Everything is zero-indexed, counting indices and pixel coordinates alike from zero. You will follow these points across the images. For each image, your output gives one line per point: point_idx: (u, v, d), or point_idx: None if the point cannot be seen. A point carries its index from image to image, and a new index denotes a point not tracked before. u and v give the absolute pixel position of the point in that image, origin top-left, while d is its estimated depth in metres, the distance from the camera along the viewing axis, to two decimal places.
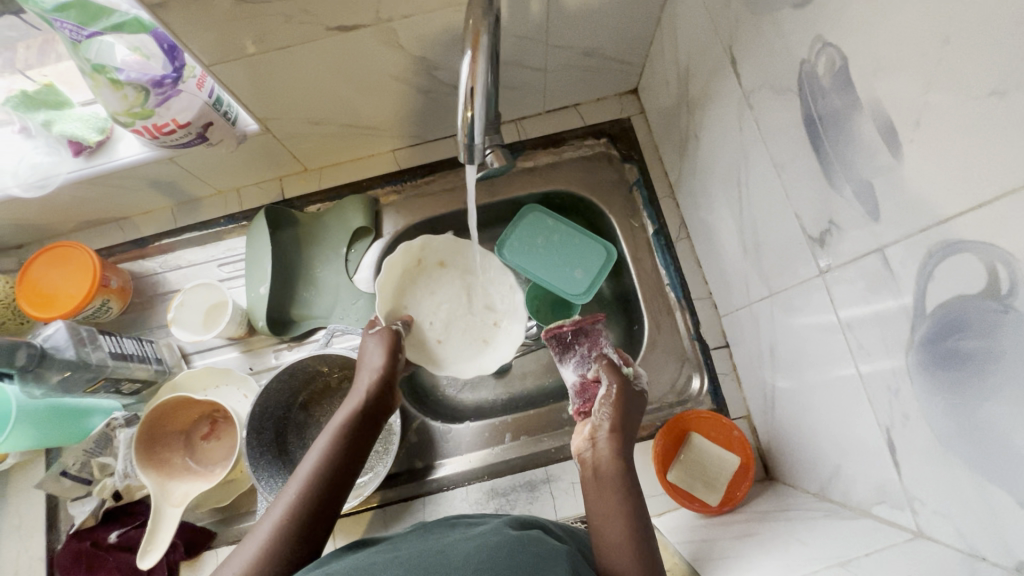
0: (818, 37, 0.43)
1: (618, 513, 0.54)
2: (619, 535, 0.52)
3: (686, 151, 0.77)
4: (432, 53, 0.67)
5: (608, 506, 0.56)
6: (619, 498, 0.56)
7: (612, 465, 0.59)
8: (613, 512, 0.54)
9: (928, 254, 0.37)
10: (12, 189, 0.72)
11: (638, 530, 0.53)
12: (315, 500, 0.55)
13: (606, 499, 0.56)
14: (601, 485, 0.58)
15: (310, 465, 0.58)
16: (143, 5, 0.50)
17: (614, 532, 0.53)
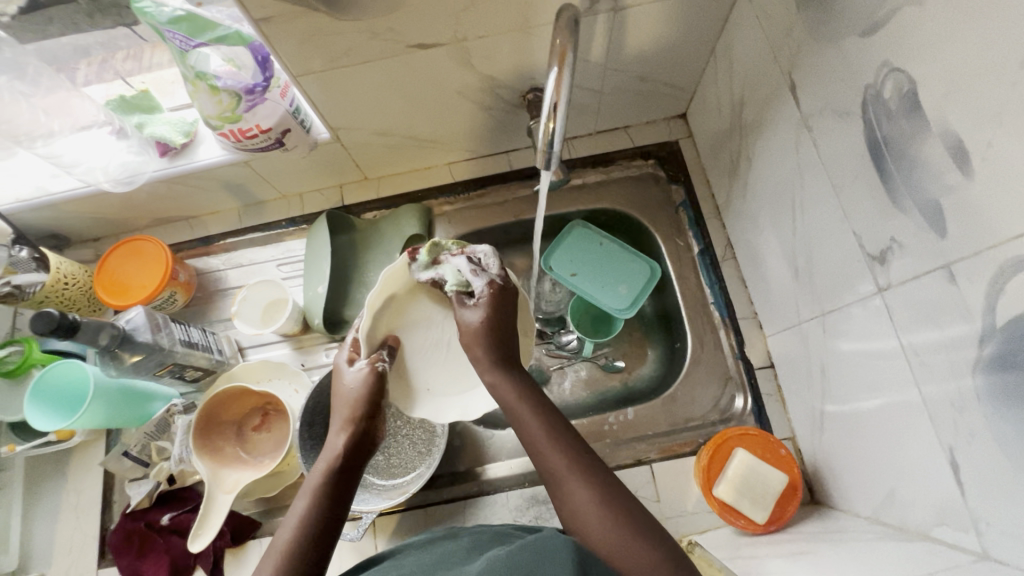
0: (885, 63, 0.45)
1: (551, 441, 0.54)
2: (562, 464, 0.53)
3: (735, 174, 0.79)
4: (499, 72, 0.71)
5: (533, 437, 0.55)
6: (548, 426, 0.56)
7: (514, 392, 0.59)
8: (546, 442, 0.54)
9: (998, 270, 0.39)
10: (101, 184, 0.76)
11: (576, 452, 0.54)
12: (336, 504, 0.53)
13: (531, 429, 0.56)
14: (520, 412, 0.57)
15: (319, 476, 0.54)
16: (250, 19, 0.56)
17: (557, 461, 0.53)
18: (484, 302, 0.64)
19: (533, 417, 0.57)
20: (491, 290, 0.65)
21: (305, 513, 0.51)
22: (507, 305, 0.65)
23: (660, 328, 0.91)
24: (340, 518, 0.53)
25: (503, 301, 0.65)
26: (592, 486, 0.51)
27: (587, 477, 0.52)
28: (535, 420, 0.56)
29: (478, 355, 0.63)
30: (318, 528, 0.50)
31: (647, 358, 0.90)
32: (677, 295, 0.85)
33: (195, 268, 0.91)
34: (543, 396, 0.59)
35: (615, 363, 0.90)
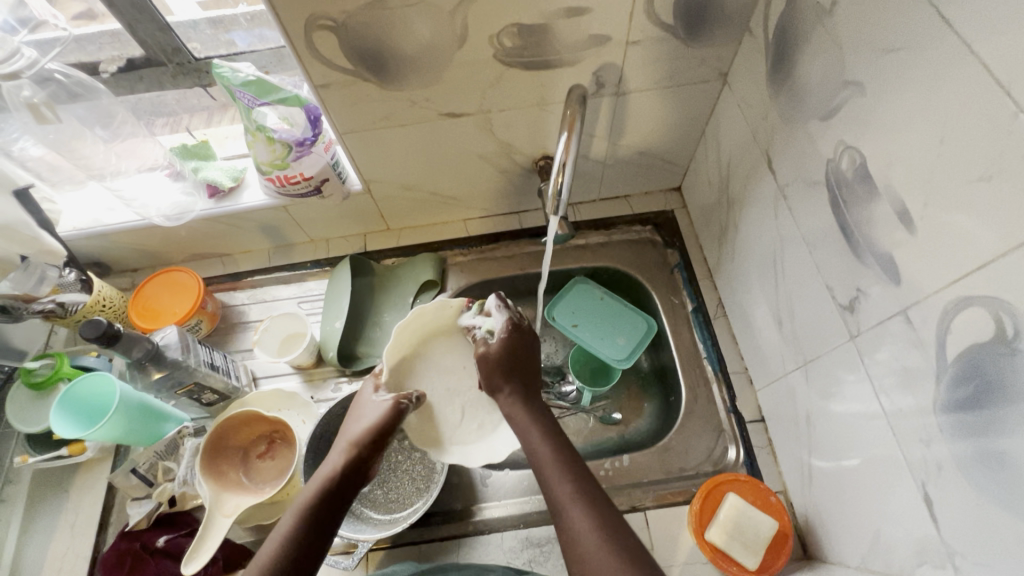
0: (841, 142, 0.54)
1: (555, 463, 0.57)
2: (550, 452, 0.58)
3: (725, 239, 0.87)
4: (516, 140, 0.82)
5: (541, 452, 0.59)
6: (559, 456, 0.58)
7: (529, 417, 0.63)
8: (550, 463, 0.57)
9: (945, 310, 0.45)
10: (154, 220, 0.85)
11: (565, 449, 0.58)
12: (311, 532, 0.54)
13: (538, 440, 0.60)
14: (530, 432, 0.61)
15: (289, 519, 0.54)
16: (312, 85, 0.67)
17: (546, 451, 0.58)
18: (504, 335, 0.69)
19: (539, 432, 0.61)
20: (505, 325, 0.69)
21: (289, 529, 0.53)
22: (524, 343, 0.70)
23: (656, 382, 0.94)
24: (329, 530, 0.55)
25: (508, 335, 0.69)
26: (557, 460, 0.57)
27: (584, 502, 0.53)
28: (544, 437, 0.60)
29: (505, 394, 0.66)
30: (305, 537, 0.53)
31: (643, 411, 0.93)
32: (672, 349, 0.90)
33: (222, 301, 0.97)
34: (555, 422, 0.63)
35: (612, 415, 0.93)
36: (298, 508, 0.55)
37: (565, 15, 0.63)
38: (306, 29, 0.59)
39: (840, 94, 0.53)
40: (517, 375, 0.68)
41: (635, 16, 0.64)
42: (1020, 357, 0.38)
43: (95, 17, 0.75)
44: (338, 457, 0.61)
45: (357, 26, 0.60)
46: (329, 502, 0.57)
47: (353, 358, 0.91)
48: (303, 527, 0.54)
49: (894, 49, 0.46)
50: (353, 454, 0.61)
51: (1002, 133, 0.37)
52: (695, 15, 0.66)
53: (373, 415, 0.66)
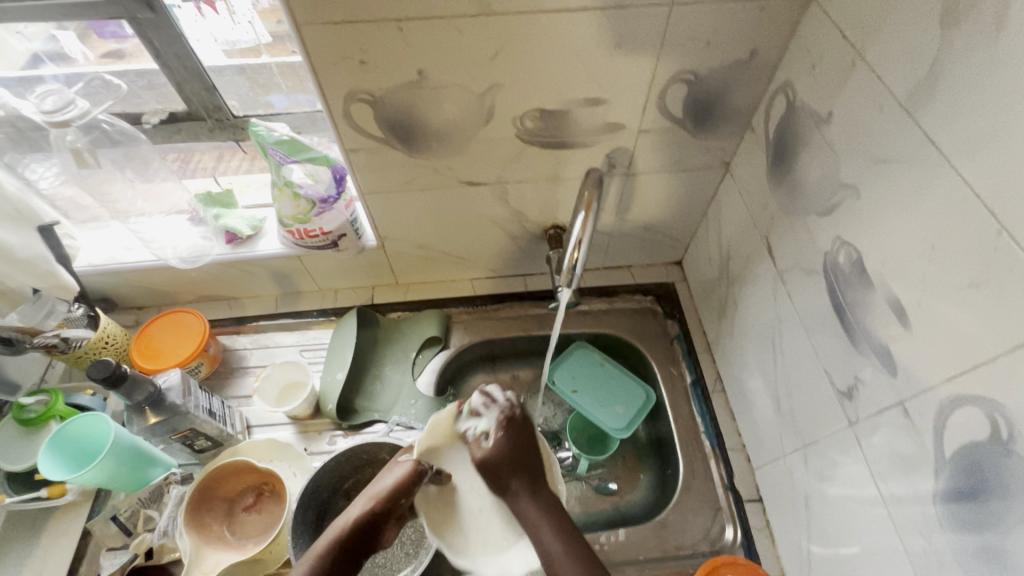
0: (838, 237, 0.58)
1: (568, 558, 0.63)
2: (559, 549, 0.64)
3: (724, 316, 0.90)
4: (528, 210, 0.86)
5: (554, 551, 0.64)
6: (570, 547, 0.64)
7: (539, 511, 0.68)
8: (562, 560, 0.63)
9: (941, 406, 0.46)
10: (169, 261, 0.87)
11: (575, 545, 0.64)
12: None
13: (549, 538, 0.65)
14: (542, 528, 0.67)
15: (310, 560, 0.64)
16: (343, 150, 0.71)
17: (556, 547, 0.65)
18: (499, 437, 0.72)
19: (553, 532, 0.66)
20: (499, 423, 0.73)
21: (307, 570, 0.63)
22: (523, 434, 0.73)
23: (652, 453, 0.94)
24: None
25: (511, 433, 0.72)
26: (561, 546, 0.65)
27: None
28: (557, 536, 0.65)
29: (523, 495, 0.69)
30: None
31: (639, 483, 0.92)
32: (670, 421, 0.90)
33: (224, 344, 0.97)
34: (565, 518, 0.68)
35: (608, 484, 0.91)
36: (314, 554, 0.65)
37: (584, 104, 0.68)
38: (345, 101, 0.64)
39: (837, 193, 0.57)
40: (516, 470, 0.70)
41: (648, 109, 0.70)
42: (1015, 459, 0.40)
43: (122, 56, 0.77)
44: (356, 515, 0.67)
45: (392, 101, 0.65)
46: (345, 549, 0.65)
47: (350, 411, 0.90)
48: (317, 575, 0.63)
49: (885, 160, 0.50)
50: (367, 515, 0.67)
51: (987, 246, 0.41)
52: (702, 112, 0.72)
53: (386, 483, 0.69)
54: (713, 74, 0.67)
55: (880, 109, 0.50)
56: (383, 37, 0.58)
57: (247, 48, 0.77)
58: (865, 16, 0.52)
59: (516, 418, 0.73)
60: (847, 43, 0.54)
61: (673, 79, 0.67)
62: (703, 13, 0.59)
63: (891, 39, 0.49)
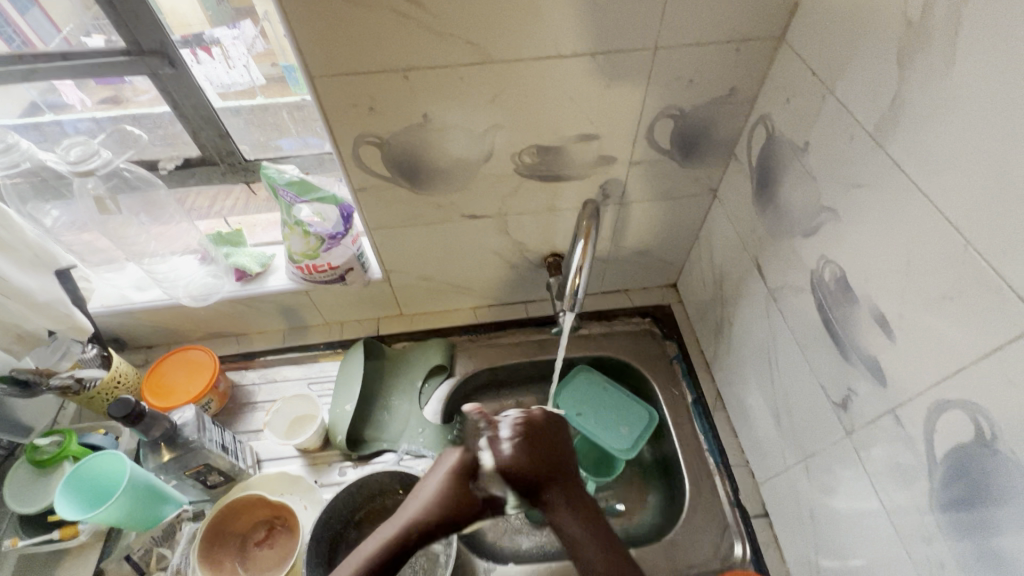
0: (823, 256, 0.62)
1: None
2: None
3: (721, 334, 0.92)
4: (528, 239, 0.90)
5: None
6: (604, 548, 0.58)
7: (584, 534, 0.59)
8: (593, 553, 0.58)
9: (929, 410, 0.49)
10: (180, 299, 0.90)
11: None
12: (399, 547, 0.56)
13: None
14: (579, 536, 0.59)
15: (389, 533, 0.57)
16: (352, 189, 0.75)
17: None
18: (513, 439, 0.62)
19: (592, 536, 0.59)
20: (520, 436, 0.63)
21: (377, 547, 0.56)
22: (551, 443, 0.63)
23: (658, 473, 0.95)
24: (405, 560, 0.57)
25: (530, 434, 0.63)
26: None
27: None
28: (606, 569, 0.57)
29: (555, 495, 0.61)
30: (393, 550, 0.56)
31: (647, 503, 0.93)
32: (673, 439, 0.92)
33: (233, 379, 0.98)
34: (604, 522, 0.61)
35: (615, 505, 0.92)
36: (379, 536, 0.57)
37: (577, 139, 0.73)
38: (354, 144, 0.68)
39: (819, 216, 0.61)
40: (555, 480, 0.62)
41: (638, 143, 0.75)
42: (999, 458, 0.42)
43: (118, 102, 0.81)
44: (412, 513, 0.59)
45: (398, 142, 0.69)
46: (398, 556, 0.56)
47: (359, 442, 0.91)
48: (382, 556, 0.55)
49: (860, 184, 0.54)
50: (437, 508, 0.59)
51: (957, 260, 0.44)
52: (689, 144, 0.76)
53: (440, 481, 0.61)
54: (696, 109, 0.72)
55: (851, 139, 0.55)
56: (390, 85, 0.62)
57: (242, 90, 0.81)
58: (831, 56, 0.57)
59: (536, 422, 0.65)
60: (817, 80, 0.59)
61: (660, 115, 0.72)
62: (686, 56, 0.65)
63: (857, 78, 0.53)
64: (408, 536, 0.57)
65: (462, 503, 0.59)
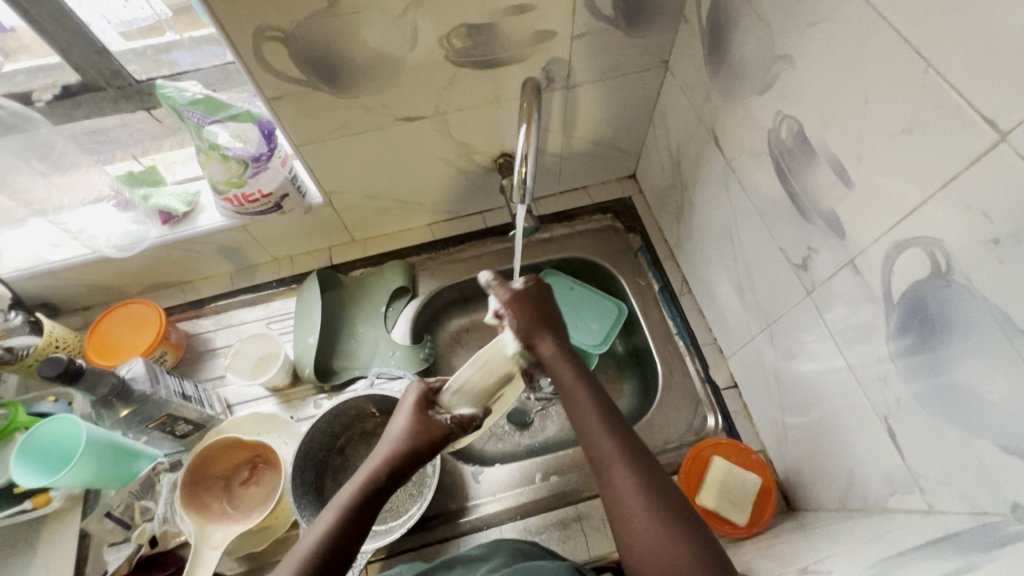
0: (779, 112, 0.58)
1: (624, 465, 0.52)
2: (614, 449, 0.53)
3: (682, 218, 0.90)
4: (473, 140, 0.83)
5: (626, 493, 0.51)
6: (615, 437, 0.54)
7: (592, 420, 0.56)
8: (598, 430, 0.55)
9: (889, 253, 0.48)
10: (104, 251, 0.82)
11: (631, 445, 0.54)
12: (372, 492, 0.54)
13: (628, 487, 0.51)
14: (577, 395, 0.58)
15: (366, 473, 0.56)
16: (264, 98, 0.66)
17: (607, 446, 0.54)
18: (508, 300, 0.64)
19: (590, 397, 0.57)
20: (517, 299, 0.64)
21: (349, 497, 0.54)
22: (539, 307, 0.65)
23: (631, 363, 0.97)
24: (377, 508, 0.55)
25: (525, 300, 0.65)
26: (647, 517, 0.49)
27: (634, 471, 0.52)
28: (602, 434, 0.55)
29: (547, 342, 0.62)
30: (360, 504, 0.54)
31: (623, 392, 0.95)
32: (643, 329, 0.93)
33: (185, 330, 0.93)
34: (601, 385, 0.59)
35: None
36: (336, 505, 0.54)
37: (509, 12, 0.65)
38: (254, 40, 0.59)
39: (773, 67, 0.57)
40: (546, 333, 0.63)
41: (578, 10, 0.67)
42: (953, 288, 0.42)
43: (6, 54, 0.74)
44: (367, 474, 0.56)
45: (306, 35, 0.60)
46: (355, 524, 0.53)
47: (329, 373, 0.89)
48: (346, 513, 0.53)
49: (816, 21, 0.50)
50: (399, 454, 0.56)
51: (916, 86, 0.41)
52: (633, 7, 0.69)
53: (404, 420, 0.60)
54: None
55: None
56: None
57: (147, 26, 0.75)
58: None
59: (524, 291, 0.66)
60: None
61: None
62: None
63: None
64: (378, 480, 0.55)
65: (426, 440, 0.58)
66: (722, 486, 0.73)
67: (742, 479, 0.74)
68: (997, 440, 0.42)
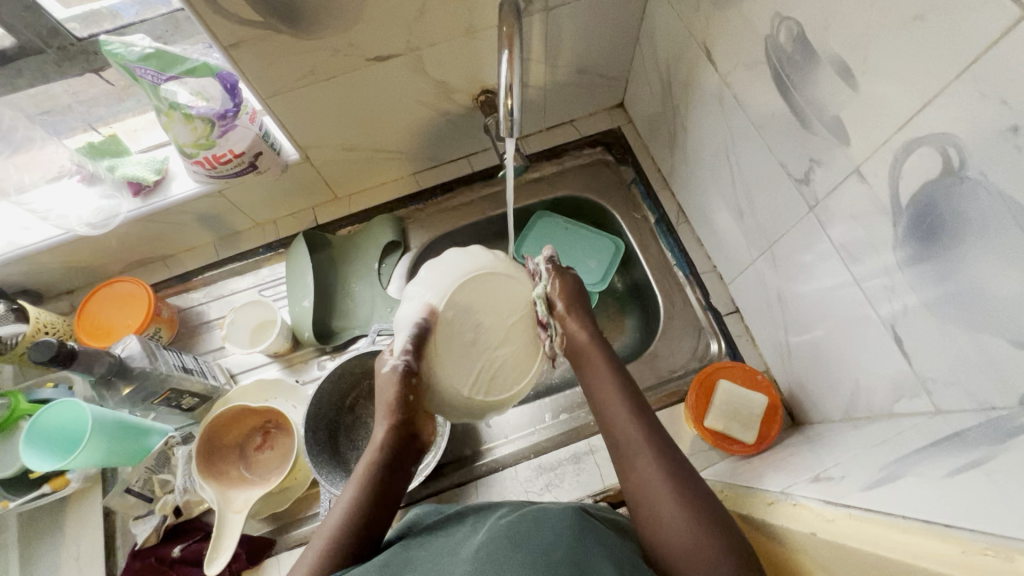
0: (777, 14, 0.54)
1: (648, 450, 0.53)
2: (639, 437, 0.54)
3: (675, 144, 0.87)
4: (451, 78, 0.78)
5: (652, 480, 0.51)
6: (653, 433, 0.54)
7: (623, 409, 0.57)
8: (628, 418, 0.56)
9: (897, 155, 0.46)
10: (77, 230, 0.78)
11: (660, 439, 0.54)
12: (376, 490, 0.55)
13: (650, 471, 0.51)
14: (603, 380, 0.60)
15: (361, 470, 0.56)
16: (220, 46, 0.61)
17: (633, 435, 0.54)
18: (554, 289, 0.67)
19: (617, 384, 0.59)
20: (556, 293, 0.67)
21: (355, 494, 0.54)
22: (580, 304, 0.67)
23: (631, 298, 0.97)
24: (390, 495, 0.56)
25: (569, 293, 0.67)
26: (678, 504, 0.48)
27: (664, 461, 0.52)
28: (630, 423, 0.55)
29: (576, 327, 0.64)
30: (378, 486, 0.55)
31: (625, 327, 0.95)
32: (642, 263, 0.92)
33: (176, 305, 0.91)
34: (631, 381, 0.60)
35: None
36: (360, 474, 0.56)
37: None
38: None
39: None
40: (581, 330, 0.64)
41: None
42: (967, 185, 0.41)
43: None
44: (367, 462, 0.57)
45: None
46: (375, 503, 0.54)
47: (329, 335, 0.88)
48: (360, 515, 0.53)
49: None
50: (396, 425, 0.58)
51: None
52: None
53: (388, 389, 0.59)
54: None
55: None
56: None
57: None
58: None
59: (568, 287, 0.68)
60: None
61: None
62: None
63: None
64: (379, 473, 0.56)
65: (412, 400, 0.60)
66: (730, 408, 0.74)
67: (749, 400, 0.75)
68: (1009, 336, 0.41)
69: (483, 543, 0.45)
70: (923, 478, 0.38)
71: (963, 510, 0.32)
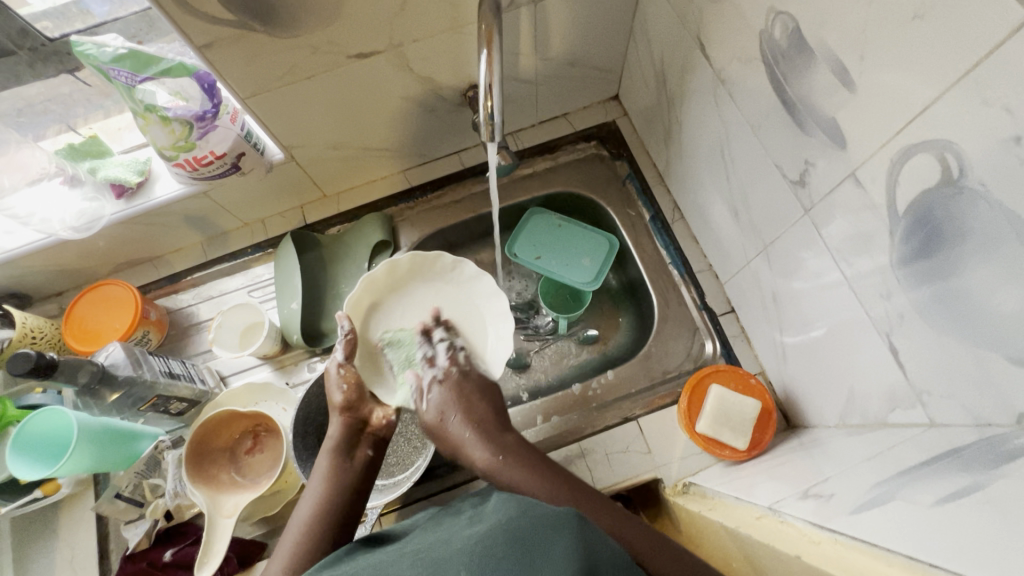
0: (772, 8, 0.52)
1: (586, 505, 0.53)
2: (575, 500, 0.54)
3: (671, 138, 0.84)
4: (437, 74, 0.76)
5: (601, 529, 0.51)
6: (583, 495, 0.55)
7: (550, 480, 0.56)
8: (554, 486, 0.56)
9: (894, 161, 0.44)
10: (61, 234, 0.77)
11: (592, 497, 0.55)
12: (341, 499, 0.59)
13: (598, 524, 0.52)
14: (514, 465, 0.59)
15: (318, 487, 0.60)
16: (193, 47, 0.58)
17: (567, 498, 0.54)
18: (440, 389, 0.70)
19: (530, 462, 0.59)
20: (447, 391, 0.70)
21: (316, 503, 0.58)
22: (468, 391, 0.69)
23: (626, 296, 0.95)
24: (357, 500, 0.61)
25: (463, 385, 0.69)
26: (631, 537, 0.50)
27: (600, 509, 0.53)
28: (564, 491, 0.55)
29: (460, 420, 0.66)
30: (343, 494, 0.60)
31: (620, 326, 0.94)
32: (637, 261, 0.90)
33: (166, 306, 0.90)
34: (529, 453, 0.61)
35: (588, 333, 0.94)
36: (316, 489, 0.60)
37: None
38: None
39: None
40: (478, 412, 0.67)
41: None
42: (966, 194, 0.39)
43: None
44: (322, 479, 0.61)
45: None
46: (344, 507, 0.59)
47: (319, 336, 0.87)
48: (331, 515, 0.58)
49: None
50: (346, 423, 0.65)
51: None
52: None
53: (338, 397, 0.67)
54: None
55: None
56: None
57: None
58: None
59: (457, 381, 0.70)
60: None
61: None
62: None
63: None
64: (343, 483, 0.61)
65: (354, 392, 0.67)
66: (723, 412, 0.73)
67: (742, 404, 0.73)
68: (1006, 353, 0.40)
69: (475, 531, 0.44)
70: (911, 503, 0.37)
71: (952, 546, 0.31)
